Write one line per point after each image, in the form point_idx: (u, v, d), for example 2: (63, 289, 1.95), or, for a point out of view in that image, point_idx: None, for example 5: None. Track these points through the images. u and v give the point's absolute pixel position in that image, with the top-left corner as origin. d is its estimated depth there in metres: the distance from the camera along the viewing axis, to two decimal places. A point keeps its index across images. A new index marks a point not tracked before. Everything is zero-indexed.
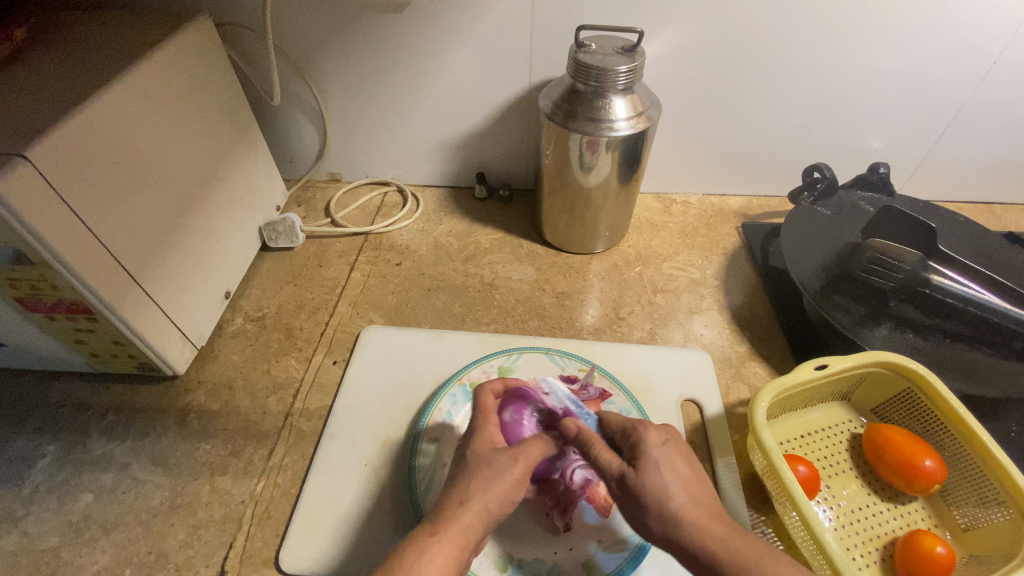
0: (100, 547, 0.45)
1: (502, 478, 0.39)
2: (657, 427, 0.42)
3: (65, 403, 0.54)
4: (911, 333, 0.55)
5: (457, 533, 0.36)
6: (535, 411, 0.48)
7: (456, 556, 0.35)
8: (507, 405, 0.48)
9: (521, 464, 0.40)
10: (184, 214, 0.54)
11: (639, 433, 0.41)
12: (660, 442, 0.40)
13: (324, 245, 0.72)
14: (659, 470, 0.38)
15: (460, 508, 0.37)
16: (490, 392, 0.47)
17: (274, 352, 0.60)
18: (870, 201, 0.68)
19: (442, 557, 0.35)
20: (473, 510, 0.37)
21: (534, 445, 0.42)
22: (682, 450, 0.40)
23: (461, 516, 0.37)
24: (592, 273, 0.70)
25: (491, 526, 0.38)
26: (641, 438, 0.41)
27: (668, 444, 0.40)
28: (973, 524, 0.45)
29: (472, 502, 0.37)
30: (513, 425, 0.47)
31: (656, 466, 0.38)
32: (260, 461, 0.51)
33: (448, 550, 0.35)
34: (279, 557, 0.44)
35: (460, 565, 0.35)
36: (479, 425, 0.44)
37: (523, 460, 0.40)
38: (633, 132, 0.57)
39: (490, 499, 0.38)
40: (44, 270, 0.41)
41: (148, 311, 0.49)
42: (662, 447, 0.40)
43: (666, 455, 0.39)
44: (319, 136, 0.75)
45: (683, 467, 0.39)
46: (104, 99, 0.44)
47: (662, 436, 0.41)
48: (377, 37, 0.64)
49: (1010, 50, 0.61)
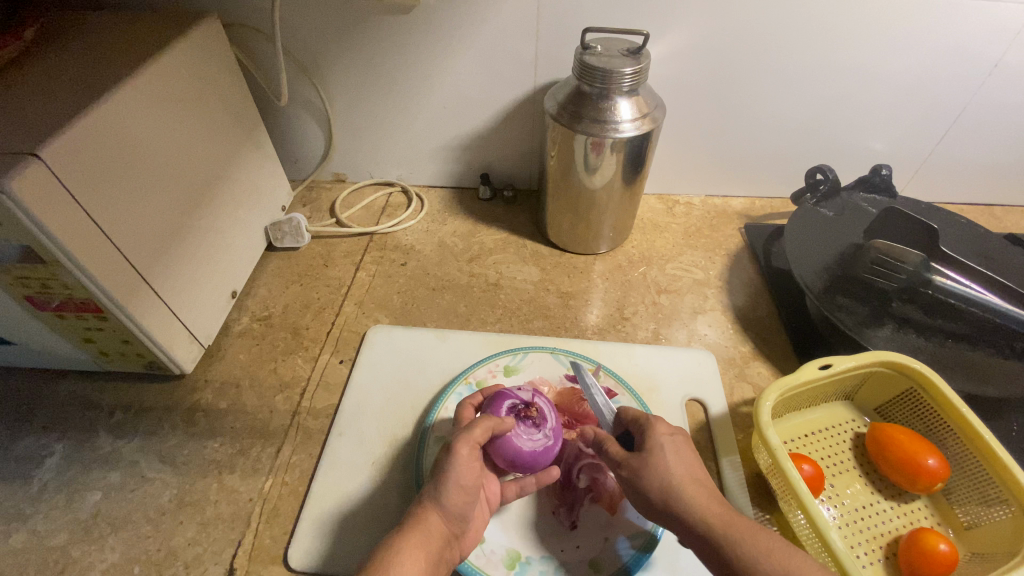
0: (109, 544, 0.45)
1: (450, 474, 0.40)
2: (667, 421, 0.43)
3: (73, 401, 0.55)
4: (914, 333, 0.56)
5: (422, 531, 0.39)
6: (509, 405, 0.47)
7: (425, 551, 0.38)
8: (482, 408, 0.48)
9: (460, 450, 0.41)
10: (191, 215, 0.54)
11: (649, 422, 0.43)
12: (668, 432, 0.42)
13: (330, 245, 0.73)
14: (664, 454, 0.40)
15: (425, 507, 0.40)
16: (469, 405, 0.49)
17: (281, 351, 0.60)
18: (872, 202, 0.68)
19: (408, 551, 0.37)
20: (431, 508, 0.40)
21: (476, 426, 0.42)
22: (688, 442, 0.42)
23: (423, 515, 0.39)
24: (596, 274, 0.70)
25: (462, 518, 0.41)
26: (650, 428, 0.42)
27: (678, 436, 0.41)
28: (976, 522, 0.46)
29: (428, 501, 0.40)
30: None
31: (661, 449, 0.40)
32: (268, 460, 0.51)
33: (415, 544, 0.38)
34: (288, 554, 0.45)
35: (428, 556, 0.38)
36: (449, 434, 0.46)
37: (463, 445, 0.41)
38: (638, 133, 0.57)
39: (446, 495, 0.40)
40: (54, 269, 0.42)
41: (156, 310, 0.49)
42: (669, 437, 0.41)
43: (671, 443, 0.41)
44: (324, 136, 0.76)
45: (688, 454, 0.40)
46: (115, 99, 0.44)
47: (671, 428, 0.42)
48: (383, 38, 0.65)
49: (1011, 53, 0.62)
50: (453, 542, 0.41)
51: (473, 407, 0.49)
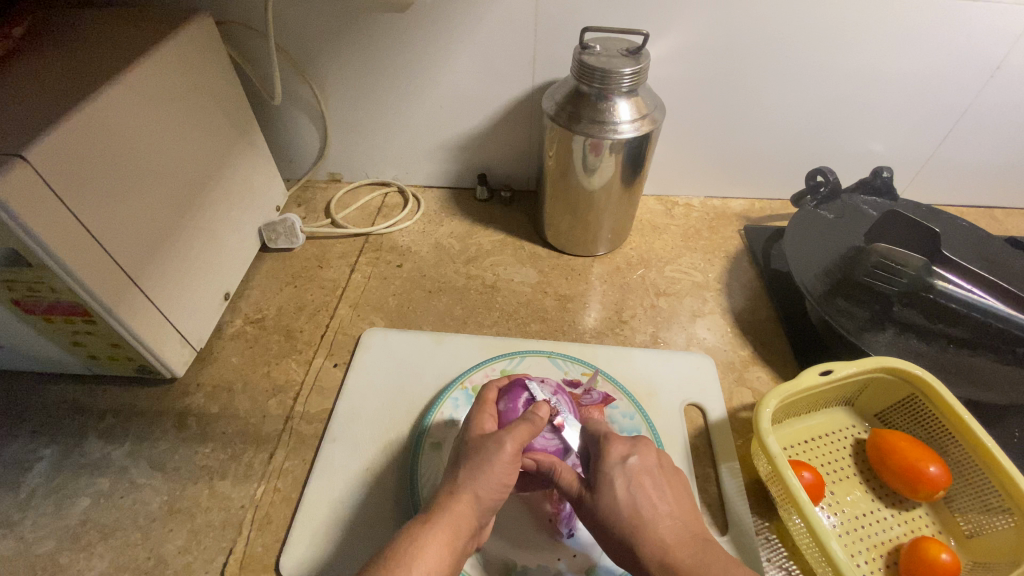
0: (98, 552, 0.44)
1: (492, 465, 0.39)
2: (623, 440, 0.42)
3: (63, 406, 0.54)
4: (914, 338, 0.55)
5: (446, 517, 0.37)
6: (528, 398, 0.47)
7: (448, 544, 0.36)
8: (506, 395, 0.47)
9: (508, 447, 0.40)
10: (183, 214, 0.53)
11: (602, 448, 0.41)
12: (621, 459, 0.40)
13: (325, 246, 0.72)
14: (615, 490, 0.39)
15: (452, 498, 0.38)
16: (494, 387, 0.47)
17: (274, 354, 0.59)
18: (873, 204, 0.68)
19: (434, 546, 0.35)
20: (464, 497, 0.38)
21: (516, 428, 0.41)
22: (649, 469, 0.40)
23: (454, 504, 0.37)
24: (594, 276, 0.69)
25: (489, 513, 0.39)
26: (603, 453, 0.41)
27: (634, 462, 0.40)
28: (979, 530, 0.45)
29: (462, 490, 0.38)
30: (508, 413, 0.45)
31: (611, 486, 0.39)
32: (260, 466, 0.50)
33: (441, 538, 0.36)
34: (280, 563, 0.44)
35: (453, 550, 0.36)
36: (474, 416, 0.45)
37: (510, 443, 0.40)
38: (637, 134, 0.56)
39: (481, 485, 0.38)
40: (41, 272, 0.41)
41: (147, 314, 0.49)
42: (622, 466, 0.40)
43: (624, 474, 0.40)
44: (320, 136, 0.75)
45: (648, 487, 0.39)
46: (103, 98, 0.43)
47: (626, 451, 0.41)
48: (378, 37, 0.64)
49: (1014, 55, 0.61)
50: (475, 535, 0.39)
51: (497, 388, 0.47)
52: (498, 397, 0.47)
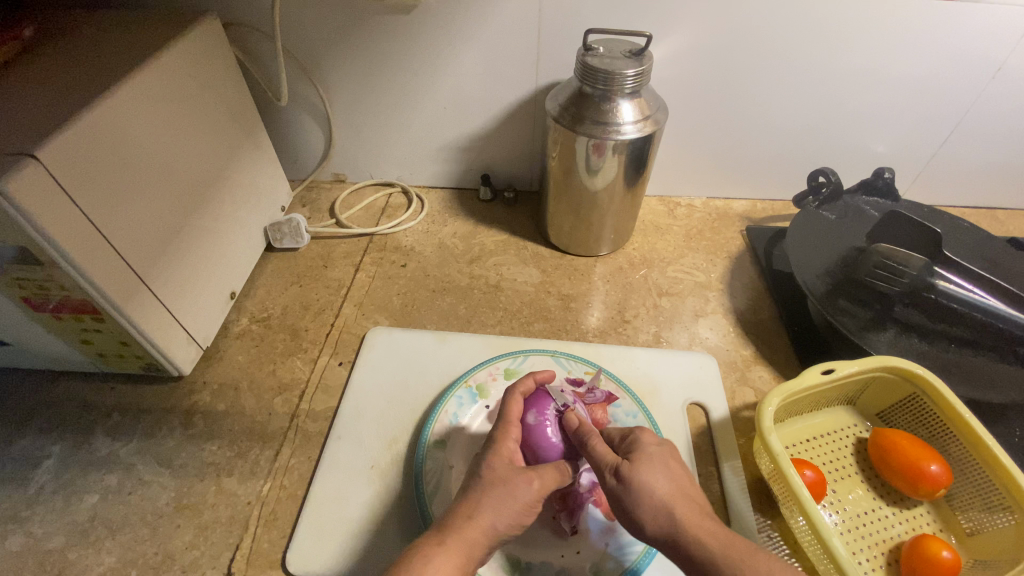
0: (105, 548, 0.45)
1: (514, 498, 0.39)
2: (653, 432, 0.44)
3: (70, 404, 0.54)
4: (916, 337, 0.55)
5: (459, 540, 0.37)
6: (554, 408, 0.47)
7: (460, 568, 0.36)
8: (529, 407, 0.46)
9: (533, 485, 0.40)
10: (188, 214, 0.53)
11: (636, 435, 0.43)
12: (655, 442, 0.42)
13: (329, 246, 0.72)
14: (653, 464, 0.40)
15: (468, 522, 0.38)
16: (517, 400, 0.46)
17: (280, 353, 0.60)
18: (874, 205, 0.68)
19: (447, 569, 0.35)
20: (474, 523, 0.38)
21: (547, 474, 0.42)
22: (678, 454, 0.42)
23: (463, 528, 0.37)
24: (597, 276, 0.70)
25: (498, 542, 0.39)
26: (637, 437, 0.43)
27: (667, 445, 0.42)
28: (979, 529, 0.45)
29: (474, 518, 0.38)
30: (538, 426, 0.45)
31: (650, 460, 0.40)
32: (266, 463, 0.51)
33: (452, 561, 0.36)
34: (285, 559, 0.44)
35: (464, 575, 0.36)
36: (499, 442, 0.43)
37: (535, 483, 0.40)
38: (640, 135, 0.57)
39: (500, 519, 0.38)
40: (51, 271, 0.41)
41: (155, 312, 0.49)
42: (658, 447, 0.42)
43: (661, 454, 0.41)
44: (324, 137, 0.75)
45: (680, 468, 0.41)
46: (112, 99, 0.43)
47: (656, 438, 0.43)
48: (382, 38, 0.64)
49: (1014, 57, 0.62)
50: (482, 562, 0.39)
51: (519, 402, 0.46)
52: (523, 412, 0.46)
